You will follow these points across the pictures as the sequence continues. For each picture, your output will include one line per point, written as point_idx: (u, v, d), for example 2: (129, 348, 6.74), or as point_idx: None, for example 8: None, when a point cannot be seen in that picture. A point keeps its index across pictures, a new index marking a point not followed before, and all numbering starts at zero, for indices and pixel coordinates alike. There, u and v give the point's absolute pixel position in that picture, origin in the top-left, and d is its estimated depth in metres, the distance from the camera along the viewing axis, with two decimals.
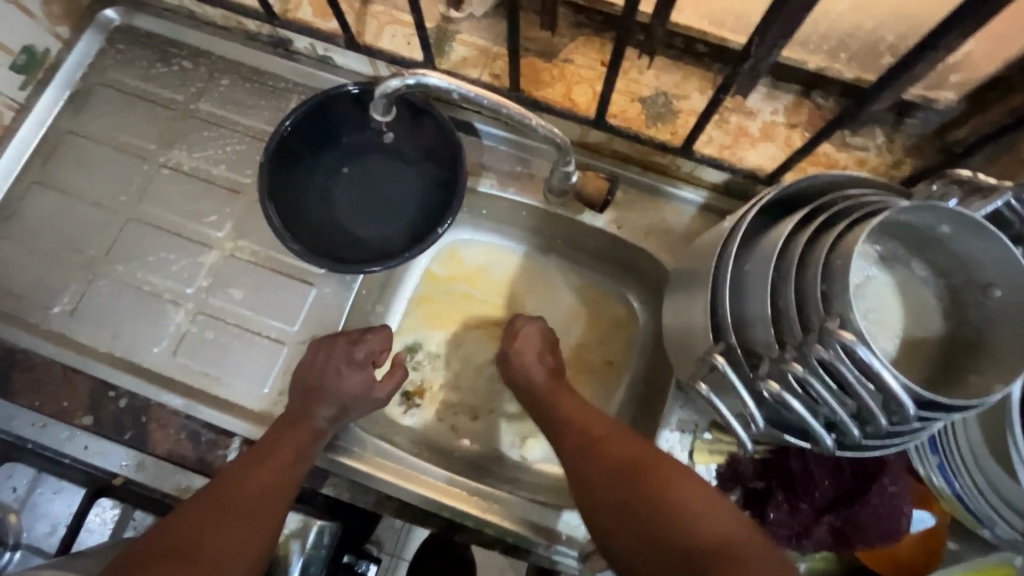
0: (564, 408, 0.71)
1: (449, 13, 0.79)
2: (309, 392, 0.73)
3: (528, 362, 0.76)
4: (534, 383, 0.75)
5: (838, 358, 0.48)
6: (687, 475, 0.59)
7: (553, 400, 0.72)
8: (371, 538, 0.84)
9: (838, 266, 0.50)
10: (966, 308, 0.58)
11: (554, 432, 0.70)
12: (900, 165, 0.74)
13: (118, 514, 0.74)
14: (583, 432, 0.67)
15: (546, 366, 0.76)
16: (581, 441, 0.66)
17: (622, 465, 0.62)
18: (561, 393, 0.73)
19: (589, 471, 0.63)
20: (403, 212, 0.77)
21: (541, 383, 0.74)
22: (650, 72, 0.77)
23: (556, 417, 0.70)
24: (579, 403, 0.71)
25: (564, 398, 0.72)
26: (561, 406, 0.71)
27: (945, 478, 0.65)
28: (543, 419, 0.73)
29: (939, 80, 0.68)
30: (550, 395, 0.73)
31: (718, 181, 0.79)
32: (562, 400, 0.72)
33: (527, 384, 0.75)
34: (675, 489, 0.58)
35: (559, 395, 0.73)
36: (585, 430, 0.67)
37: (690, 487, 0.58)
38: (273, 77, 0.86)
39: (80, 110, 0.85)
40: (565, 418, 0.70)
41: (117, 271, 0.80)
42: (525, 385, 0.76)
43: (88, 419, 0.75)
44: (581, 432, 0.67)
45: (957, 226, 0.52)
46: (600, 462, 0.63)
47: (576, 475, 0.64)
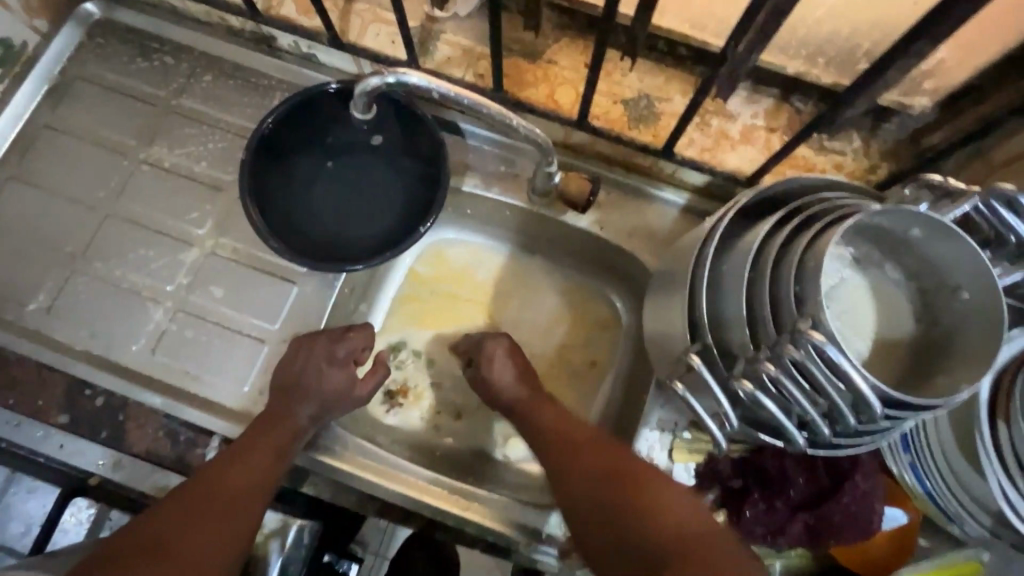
0: (545, 416, 0.71)
1: (433, 13, 0.79)
2: (291, 390, 0.72)
3: (503, 378, 0.75)
4: (512, 396, 0.74)
5: (809, 358, 0.49)
6: (658, 477, 0.61)
7: (535, 411, 0.72)
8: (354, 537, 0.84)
9: (811, 268, 0.51)
10: (936, 310, 0.59)
11: (536, 440, 0.71)
12: (876, 169, 0.75)
13: (95, 514, 0.74)
14: (563, 440, 0.68)
15: (519, 377, 0.75)
16: (559, 449, 0.67)
17: (599, 469, 0.63)
18: (541, 406, 0.73)
19: (569, 478, 0.65)
20: (386, 212, 0.77)
21: (516, 398, 0.74)
22: (633, 74, 0.78)
23: (536, 427, 0.71)
24: (560, 412, 0.71)
25: (546, 409, 0.72)
26: (541, 418, 0.71)
27: (916, 477, 0.67)
28: (524, 429, 0.73)
29: (914, 86, 0.68)
30: (530, 406, 0.73)
31: (700, 183, 0.80)
32: (542, 412, 0.72)
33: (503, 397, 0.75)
34: (652, 495, 0.59)
35: (541, 407, 0.72)
36: (564, 434, 0.68)
37: (668, 492, 0.60)
38: (256, 73, 0.85)
39: (58, 105, 0.84)
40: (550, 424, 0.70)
41: (95, 268, 0.79)
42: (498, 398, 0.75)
43: (63, 418, 0.74)
44: (561, 440, 0.68)
45: (927, 229, 0.53)
46: (576, 469, 0.65)
47: (557, 483, 0.66)
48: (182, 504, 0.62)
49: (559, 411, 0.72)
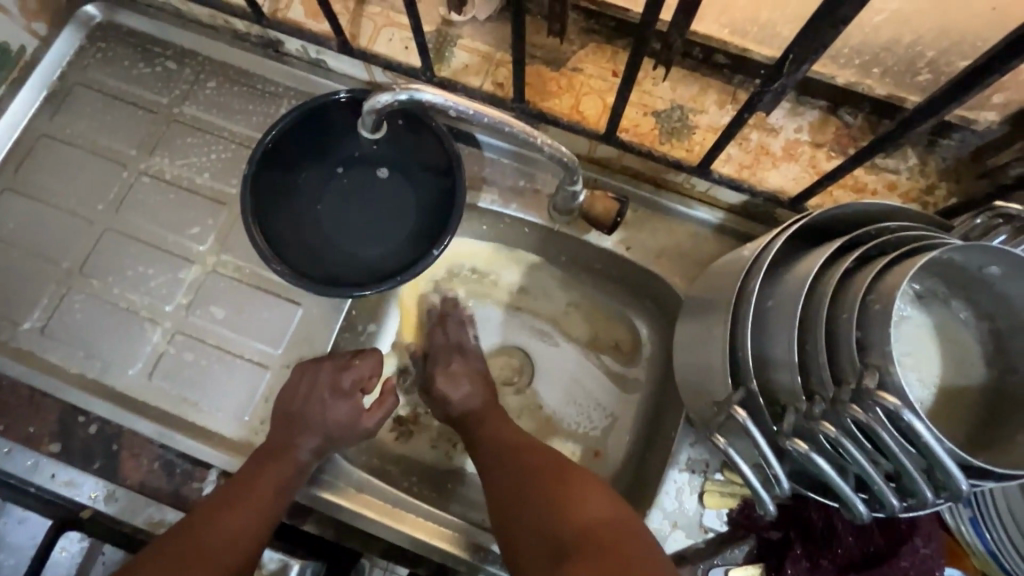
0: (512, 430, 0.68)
1: (450, 16, 0.74)
2: (293, 421, 0.68)
3: (457, 391, 0.73)
4: (468, 409, 0.72)
5: (878, 421, 0.43)
6: (589, 479, 0.59)
7: (496, 423, 0.69)
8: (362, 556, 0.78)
9: (877, 313, 0.45)
10: (1013, 357, 0.53)
11: (478, 450, 0.68)
12: (933, 189, 0.68)
13: (88, 548, 0.67)
14: (509, 453, 0.65)
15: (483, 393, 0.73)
16: (508, 459, 0.64)
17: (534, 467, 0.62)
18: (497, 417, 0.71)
19: (502, 480, 0.63)
20: (400, 227, 0.72)
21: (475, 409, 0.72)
22: (666, 84, 0.72)
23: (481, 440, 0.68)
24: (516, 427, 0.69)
25: (504, 422, 0.70)
26: (496, 423, 0.70)
27: (976, 531, 0.61)
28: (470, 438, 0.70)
29: (981, 100, 0.63)
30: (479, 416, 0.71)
31: (735, 203, 0.73)
32: (492, 419, 0.70)
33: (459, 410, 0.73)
34: (574, 490, 0.57)
35: (500, 419, 0.70)
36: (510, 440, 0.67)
37: (590, 486, 0.58)
38: (262, 80, 0.81)
39: (57, 112, 0.80)
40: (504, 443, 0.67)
41: (91, 286, 0.75)
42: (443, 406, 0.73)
43: (56, 446, 0.70)
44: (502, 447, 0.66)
45: (1009, 268, 0.47)
46: (512, 466, 0.63)
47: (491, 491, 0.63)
48: (171, 554, 0.58)
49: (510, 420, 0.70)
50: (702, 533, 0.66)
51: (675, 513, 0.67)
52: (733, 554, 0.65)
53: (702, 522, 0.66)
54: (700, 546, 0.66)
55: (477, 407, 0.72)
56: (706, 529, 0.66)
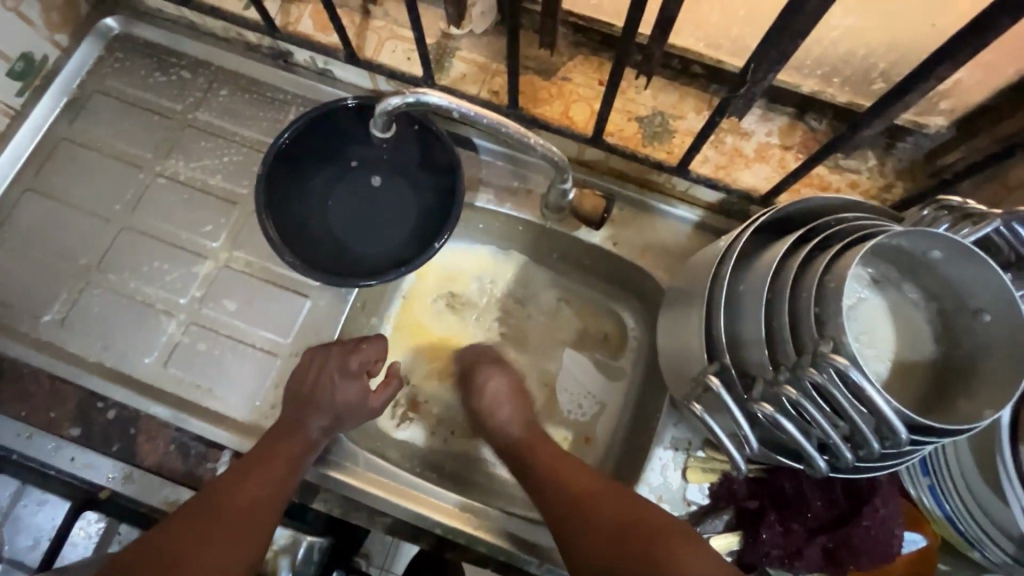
0: (563, 464, 0.68)
1: (449, 30, 0.80)
2: (304, 400, 0.72)
3: (501, 415, 0.76)
4: (510, 436, 0.75)
5: (831, 381, 0.48)
6: (688, 544, 0.56)
7: (547, 460, 0.70)
8: (361, 550, 0.84)
9: (832, 289, 0.51)
10: (957, 332, 0.59)
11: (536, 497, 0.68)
12: (891, 187, 0.75)
13: (103, 528, 0.74)
14: (575, 505, 0.63)
15: (521, 419, 0.76)
16: (574, 508, 0.63)
17: (620, 529, 0.59)
18: (542, 445, 0.72)
19: (576, 531, 0.62)
20: (401, 222, 0.77)
21: (515, 436, 0.74)
22: (647, 92, 0.79)
23: (535, 476, 0.69)
24: (565, 458, 0.69)
25: (545, 451, 0.71)
26: (541, 455, 0.71)
27: (935, 499, 0.66)
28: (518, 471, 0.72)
29: (929, 106, 0.69)
30: (524, 445, 0.73)
31: (713, 201, 0.80)
32: (538, 448, 0.72)
33: (504, 436, 0.75)
34: (677, 559, 0.55)
35: (540, 448, 0.72)
36: (568, 481, 0.66)
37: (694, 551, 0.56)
38: (272, 88, 0.86)
39: (76, 118, 0.85)
40: (546, 475, 0.68)
41: (109, 280, 0.79)
42: (498, 435, 0.76)
43: (75, 431, 0.74)
44: (569, 494, 0.65)
45: (948, 251, 0.53)
46: (588, 523, 0.61)
47: (568, 542, 0.62)
48: (192, 523, 0.62)
49: (553, 450, 0.71)
50: (686, 506, 0.72)
51: (661, 487, 0.72)
52: (714, 524, 0.70)
53: (686, 496, 0.72)
54: (684, 518, 0.71)
55: (518, 435, 0.74)
56: (689, 502, 0.72)
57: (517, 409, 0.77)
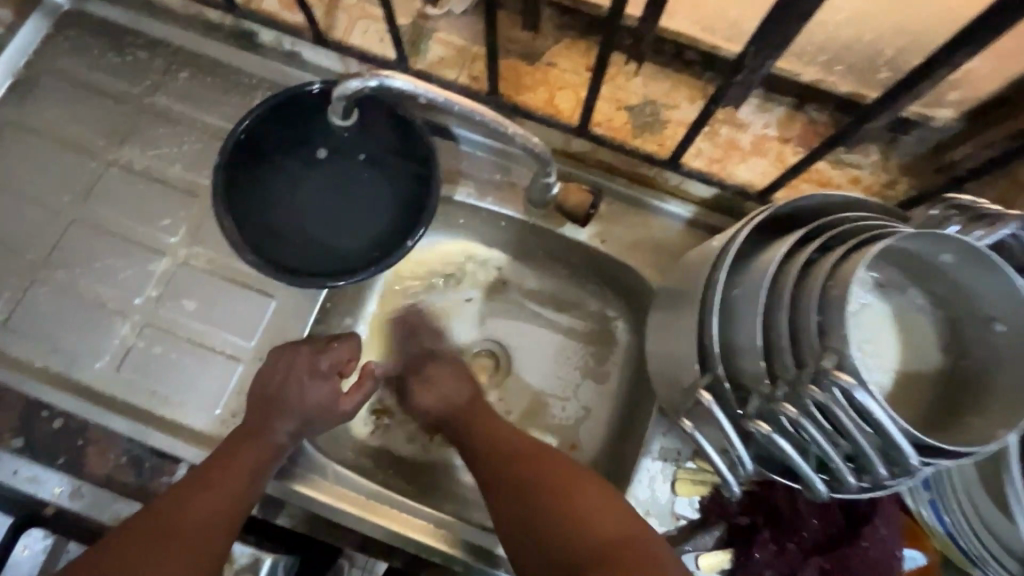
0: (502, 445, 0.66)
1: (426, 10, 0.74)
2: (268, 404, 0.67)
3: (438, 389, 0.74)
4: (451, 405, 0.72)
5: (835, 401, 0.44)
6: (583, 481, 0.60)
7: (486, 436, 0.68)
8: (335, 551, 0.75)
9: (835, 297, 0.47)
10: (966, 340, 0.54)
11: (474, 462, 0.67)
12: (895, 184, 0.71)
13: (51, 545, 0.67)
14: (500, 465, 0.65)
15: (466, 390, 0.73)
16: (503, 478, 0.63)
17: (521, 476, 0.62)
18: (482, 413, 0.71)
19: (507, 502, 0.62)
20: (370, 218, 0.71)
21: (459, 404, 0.72)
22: (638, 79, 0.73)
23: (473, 444, 0.68)
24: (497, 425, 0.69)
25: (484, 420, 0.69)
26: (477, 427, 0.69)
27: (935, 514, 0.63)
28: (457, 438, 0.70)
29: (939, 96, 0.64)
30: (468, 418, 0.70)
31: (707, 196, 0.74)
32: (478, 425, 0.69)
33: (443, 408, 0.73)
34: (574, 498, 0.59)
35: (479, 418, 0.70)
36: (498, 450, 0.66)
37: (589, 489, 0.60)
38: (236, 71, 0.80)
39: (21, 101, 0.78)
40: (485, 448, 0.67)
41: (56, 278, 0.73)
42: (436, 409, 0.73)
43: (18, 441, 0.68)
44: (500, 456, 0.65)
45: (961, 255, 0.49)
46: (501, 480, 0.63)
47: (493, 513, 0.63)
48: (140, 539, 0.57)
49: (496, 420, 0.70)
50: (674, 521, 0.67)
51: (648, 501, 0.68)
52: (704, 540, 0.66)
53: (674, 510, 0.67)
54: (673, 534, 0.67)
55: (462, 404, 0.72)
56: (677, 516, 0.67)
57: (454, 379, 0.74)
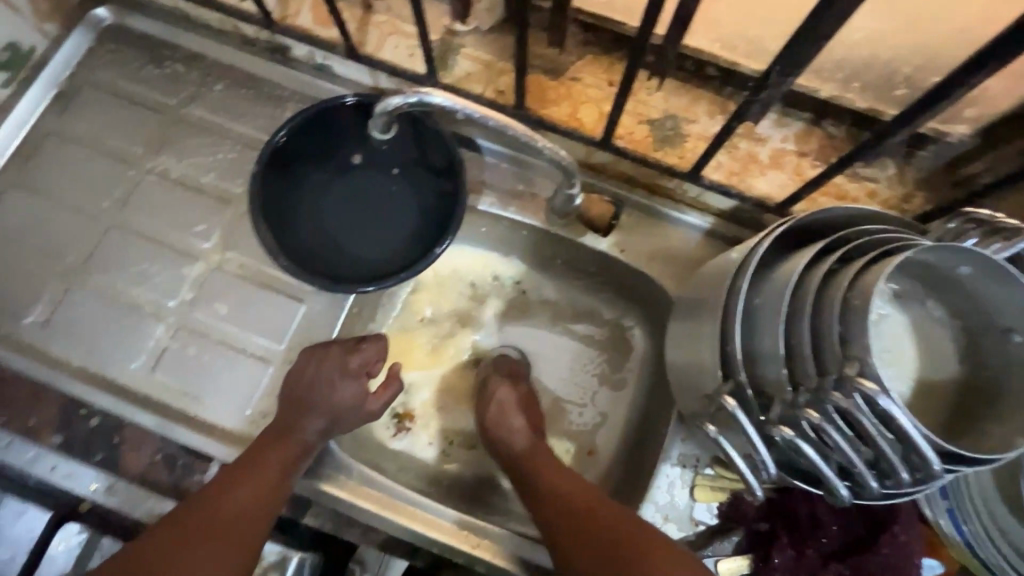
0: (558, 490, 0.65)
1: (454, 26, 0.77)
2: (300, 402, 0.69)
3: (511, 428, 0.73)
4: (514, 447, 0.71)
5: (857, 407, 0.46)
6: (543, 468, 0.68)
7: (549, 484, 0.66)
8: (353, 557, 0.76)
9: (856, 307, 0.48)
10: (983, 350, 0.56)
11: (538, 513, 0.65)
12: (910, 198, 0.73)
13: (86, 540, 0.70)
14: (562, 511, 0.63)
15: (528, 429, 0.73)
16: (566, 531, 0.61)
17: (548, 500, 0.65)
18: (543, 456, 0.70)
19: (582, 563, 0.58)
20: (398, 224, 0.74)
21: (521, 446, 0.71)
22: (659, 94, 0.76)
23: (537, 486, 0.67)
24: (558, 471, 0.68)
25: (547, 468, 0.68)
26: (538, 475, 0.68)
27: (953, 523, 0.64)
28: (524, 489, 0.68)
29: (954, 113, 0.66)
30: (529, 458, 0.70)
31: (725, 207, 0.76)
32: (544, 470, 0.68)
33: (507, 449, 0.72)
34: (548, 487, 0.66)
35: (541, 465, 0.69)
36: (555, 494, 0.65)
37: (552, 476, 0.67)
38: (269, 84, 0.83)
39: (64, 111, 0.81)
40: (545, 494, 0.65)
41: (95, 281, 0.76)
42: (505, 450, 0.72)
43: (56, 439, 0.70)
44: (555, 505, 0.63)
45: (978, 268, 0.50)
46: (560, 527, 0.62)
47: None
48: (177, 533, 0.59)
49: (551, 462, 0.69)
50: (693, 526, 0.68)
51: (667, 506, 0.69)
52: (722, 546, 0.67)
53: (692, 515, 0.68)
54: (692, 539, 0.68)
55: (523, 445, 0.71)
56: (696, 522, 0.68)
57: (524, 419, 0.74)
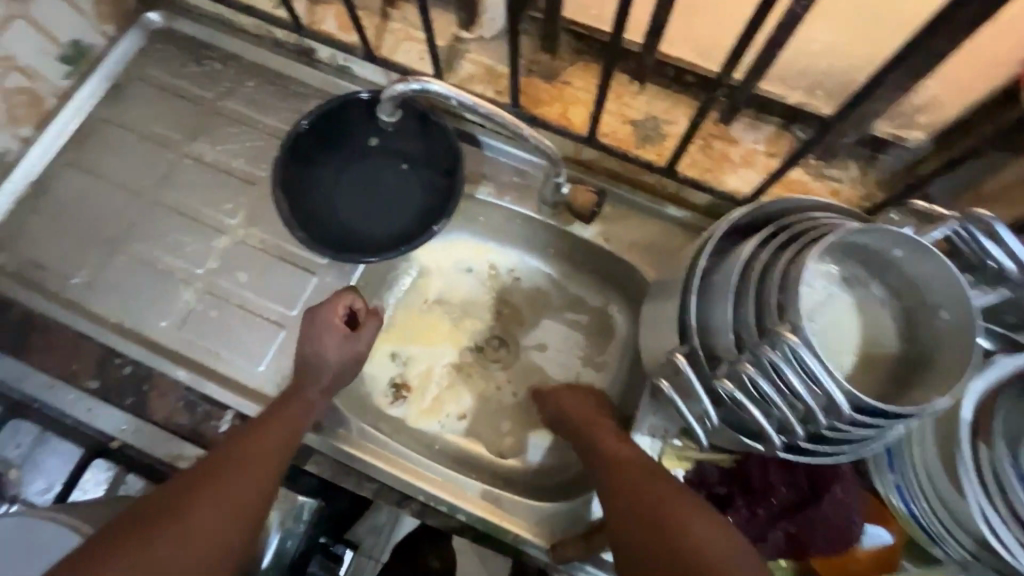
0: (619, 480, 0.64)
1: (460, 34, 0.86)
2: (301, 365, 0.77)
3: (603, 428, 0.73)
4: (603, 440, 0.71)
5: (785, 359, 0.52)
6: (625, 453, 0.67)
7: (619, 472, 0.65)
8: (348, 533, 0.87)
9: (793, 277, 0.55)
10: (918, 328, 0.61)
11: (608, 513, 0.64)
12: (871, 196, 0.79)
13: (113, 476, 0.77)
14: (630, 507, 0.61)
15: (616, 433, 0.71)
16: (632, 522, 0.60)
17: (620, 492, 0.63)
18: (625, 452, 0.68)
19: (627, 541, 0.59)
20: (403, 207, 0.83)
21: (609, 443, 0.70)
22: (642, 97, 0.83)
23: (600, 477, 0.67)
24: (637, 459, 0.66)
25: (625, 454, 0.67)
26: (619, 461, 0.66)
27: (904, 500, 0.68)
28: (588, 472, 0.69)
29: (908, 120, 0.73)
30: (610, 454, 0.68)
31: (701, 204, 0.84)
32: (622, 463, 0.66)
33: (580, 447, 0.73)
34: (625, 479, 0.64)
35: (621, 452, 0.67)
36: (620, 485, 0.64)
37: (637, 469, 0.65)
38: (295, 82, 0.93)
39: (116, 101, 0.92)
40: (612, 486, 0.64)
41: (135, 249, 0.86)
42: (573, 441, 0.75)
43: (94, 384, 0.80)
44: (630, 499, 0.62)
45: (907, 249, 0.56)
46: (623, 519, 0.61)
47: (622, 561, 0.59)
48: (198, 473, 0.63)
49: (636, 457, 0.66)
50: None
51: None
52: None
53: None
54: None
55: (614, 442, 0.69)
56: None
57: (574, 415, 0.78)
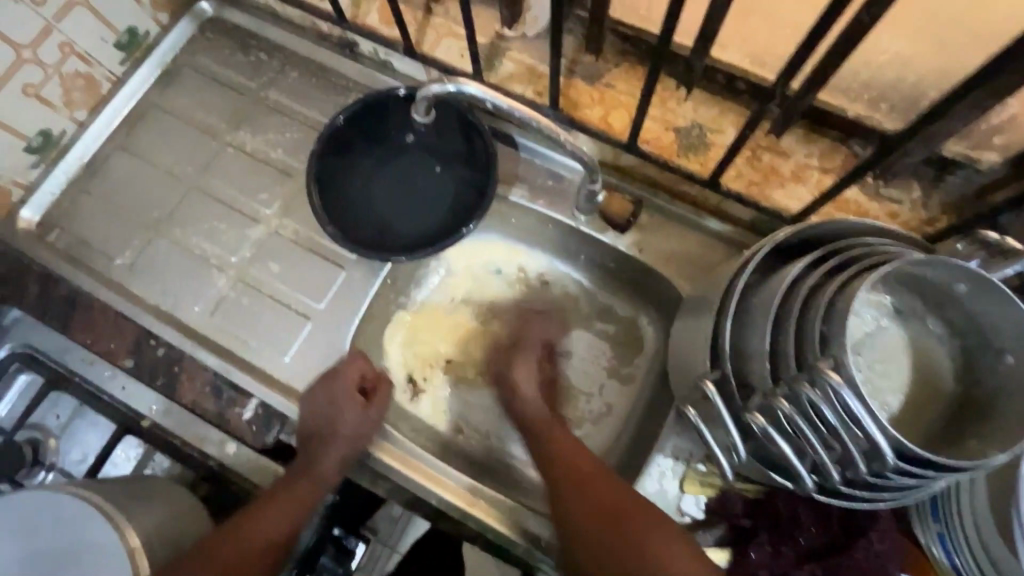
0: (599, 504, 0.67)
1: (503, 31, 0.84)
2: (311, 438, 0.75)
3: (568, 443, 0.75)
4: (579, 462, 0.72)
5: (826, 398, 0.48)
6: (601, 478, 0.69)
7: (590, 497, 0.68)
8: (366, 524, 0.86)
9: (840, 308, 0.51)
10: (979, 370, 0.56)
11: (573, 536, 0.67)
12: (934, 221, 0.73)
13: (142, 453, 0.81)
14: (607, 526, 0.65)
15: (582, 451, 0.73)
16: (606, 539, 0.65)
17: (594, 516, 0.66)
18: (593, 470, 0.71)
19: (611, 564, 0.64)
20: (434, 207, 0.82)
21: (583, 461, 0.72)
22: (688, 104, 0.80)
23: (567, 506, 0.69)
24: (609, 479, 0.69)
25: (598, 480, 0.69)
26: (591, 485, 0.69)
27: (946, 549, 0.64)
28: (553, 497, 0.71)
29: (981, 139, 0.66)
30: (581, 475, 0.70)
31: (745, 217, 0.79)
32: (594, 481, 0.69)
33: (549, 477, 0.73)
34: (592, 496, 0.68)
35: (595, 478, 0.69)
36: (598, 505, 0.67)
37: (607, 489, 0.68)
38: (336, 74, 0.93)
39: (166, 88, 0.95)
40: (590, 510, 0.67)
41: (174, 233, 0.88)
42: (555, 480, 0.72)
43: (128, 362, 0.82)
44: (606, 521, 0.66)
45: (972, 284, 0.51)
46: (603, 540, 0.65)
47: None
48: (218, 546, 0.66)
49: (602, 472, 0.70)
50: (678, 516, 0.70)
51: (655, 495, 0.71)
52: (704, 538, 0.69)
53: (679, 505, 0.70)
54: None
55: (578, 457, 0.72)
56: (682, 513, 0.70)
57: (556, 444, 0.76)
